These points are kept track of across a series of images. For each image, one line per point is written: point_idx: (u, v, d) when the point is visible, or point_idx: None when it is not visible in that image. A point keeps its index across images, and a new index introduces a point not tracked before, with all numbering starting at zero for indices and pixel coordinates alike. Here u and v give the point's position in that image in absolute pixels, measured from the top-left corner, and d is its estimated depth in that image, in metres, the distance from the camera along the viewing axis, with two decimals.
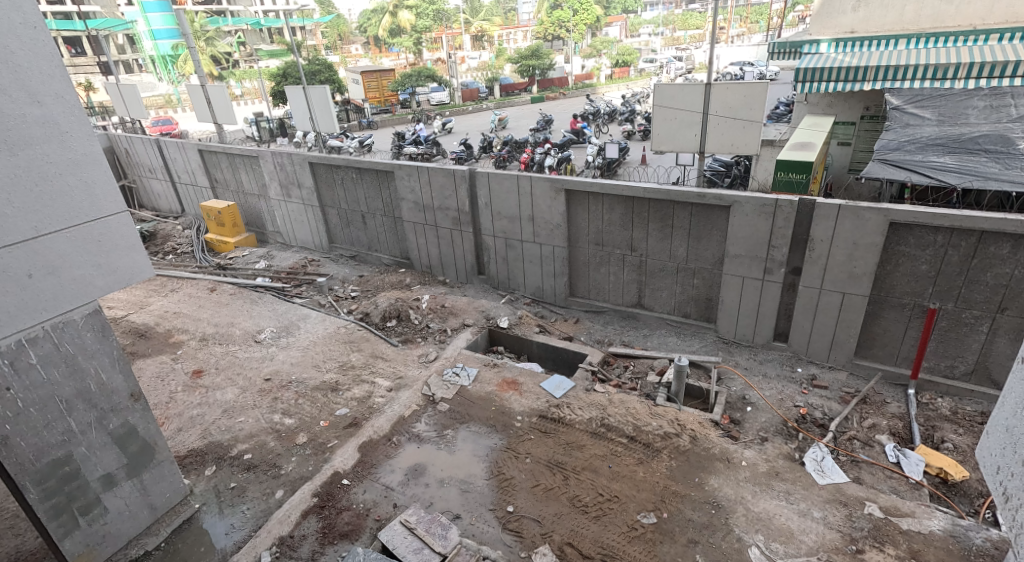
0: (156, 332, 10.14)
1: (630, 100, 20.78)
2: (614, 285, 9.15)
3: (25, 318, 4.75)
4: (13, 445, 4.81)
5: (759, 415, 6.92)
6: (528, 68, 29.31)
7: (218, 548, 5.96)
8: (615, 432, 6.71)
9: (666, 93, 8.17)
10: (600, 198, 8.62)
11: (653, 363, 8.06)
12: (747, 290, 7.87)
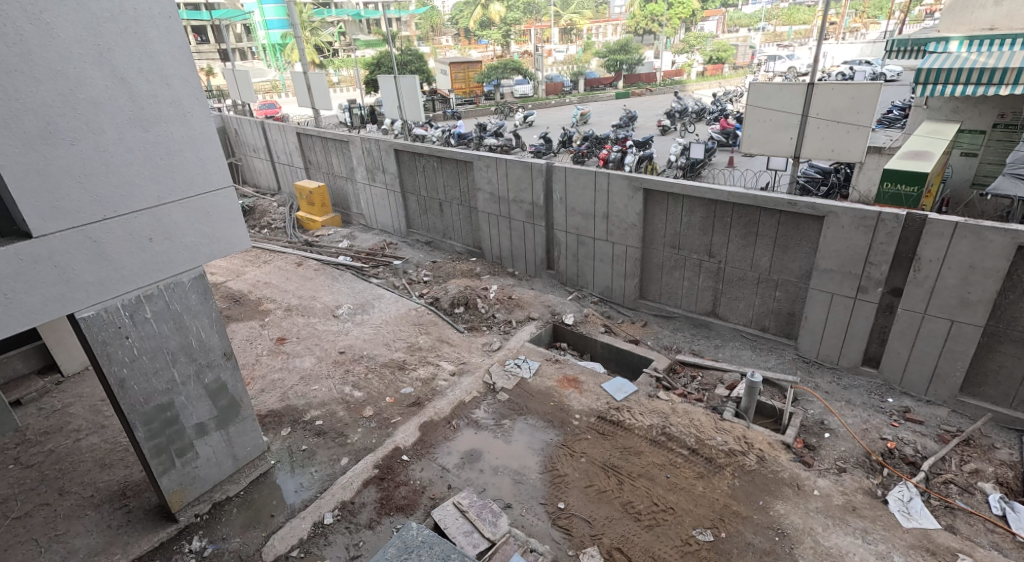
0: (248, 299, 10.85)
1: (722, 100, 19.96)
2: (688, 291, 8.89)
3: (144, 277, 5.18)
4: (128, 388, 5.28)
5: (839, 444, 6.50)
6: (616, 62, 28.87)
7: (287, 504, 6.30)
8: (675, 442, 6.54)
9: (762, 92, 7.80)
10: (681, 200, 8.39)
11: (723, 376, 7.78)
12: (836, 308, 7.40)
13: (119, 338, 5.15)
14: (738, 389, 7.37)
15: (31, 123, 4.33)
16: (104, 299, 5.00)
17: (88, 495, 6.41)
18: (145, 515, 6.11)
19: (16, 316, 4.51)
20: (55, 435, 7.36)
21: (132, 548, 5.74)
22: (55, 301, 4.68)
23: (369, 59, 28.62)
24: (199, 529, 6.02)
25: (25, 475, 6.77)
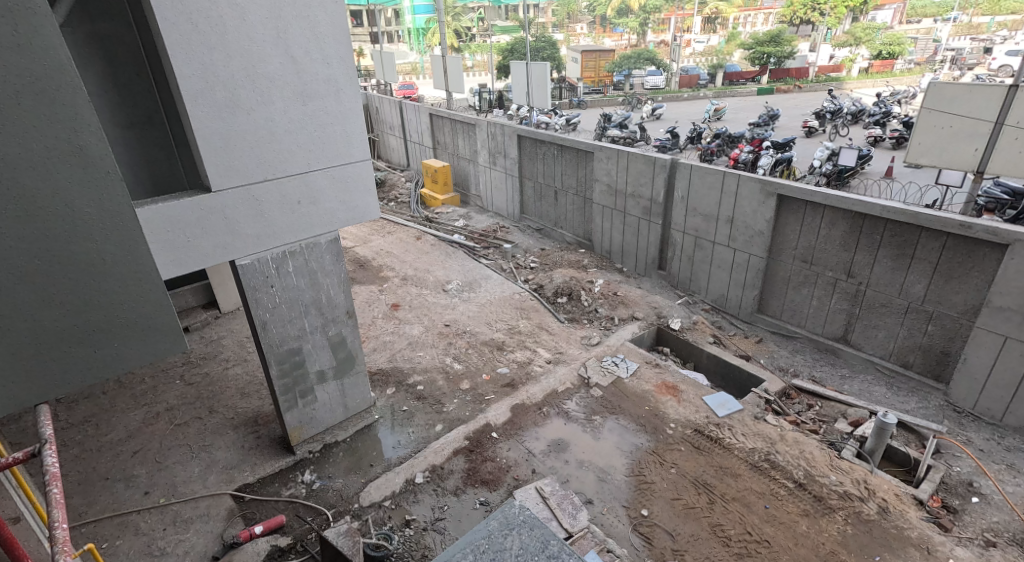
0: (371, 265, 11.60)
1: (885, 101, 17.96)
2: (816, 310, 8.22)
3: (290, 235, 5.70)
4: (269, 331, 5.87)
5: (988, 511, 5.70)
6: (762, 55, 26.85)
7: (385, 458, 6.71)
8: (780, 472, 6.12)
9: (945, 93, 6.95)
10: (820, 211, 7.76)
11: (847, 411, 7.12)
12: (1007, 355, 6.45)
13: (267, 286, 5.72)
14: (863, 427, 6.71)
15: (220, 93, 4.86)
16: (259, 251, 5.56)
17: (229, 418, 7.22)
18: (271, 443, 6.79)
19: (192, 258, 5.12)
20: (208, 362, 8.39)
21: (257, 470, 6.40)
22: (222, 248, 5.27)
23: (504, 45, 29.14)
24: (310, 465, 6.60)
25: (183, 391, 7.77)
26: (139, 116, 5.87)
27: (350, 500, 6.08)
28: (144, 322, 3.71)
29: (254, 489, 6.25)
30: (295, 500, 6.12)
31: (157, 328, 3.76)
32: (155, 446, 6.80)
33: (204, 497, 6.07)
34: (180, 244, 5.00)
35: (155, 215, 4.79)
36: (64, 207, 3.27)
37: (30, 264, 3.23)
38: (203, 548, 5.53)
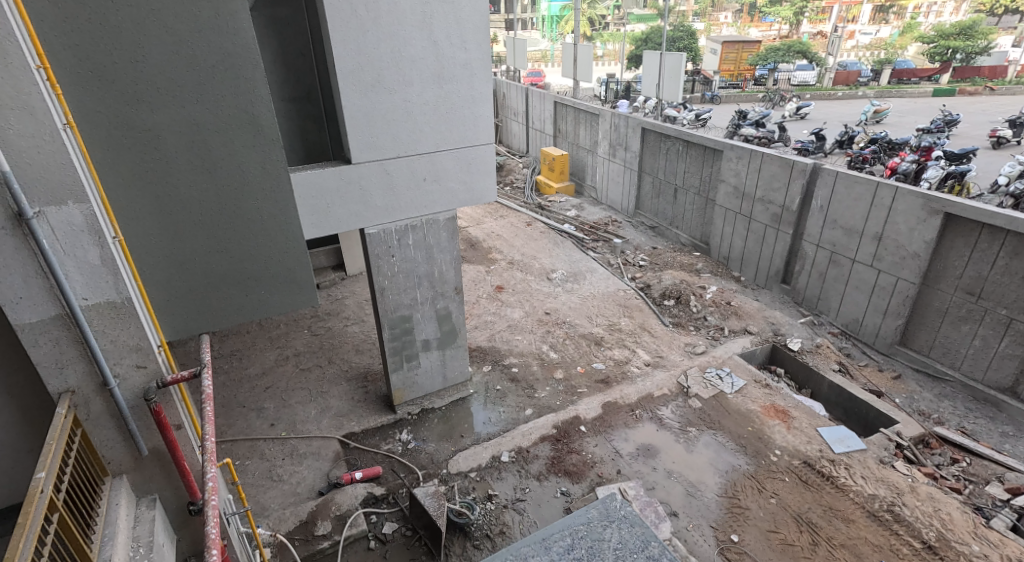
0: (481, 246, 11.92)
1: None
2: (976, 352, 7.25)
3: (413, 210, 5.98)
4: (386, 297, 6.24)
5: None
6: (942, 51, 23.56)
7: (475, 431, 6.90)
8: (904, 528, 5.49)
9: None
10: (999, 238, 6.81)
11: (1002, 476, 6.21)
12: None
13: (389, 254, 6.06)
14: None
15: (367, 73, 5.17)
16: (386, 222, 5.89)
17: (345, 370, 7.80)
18: (377, 399, 7.24)
19: (330, 223, 5.53)
20: (331, 317, 9.10)
21: (364, 422, 6.87)
22: (354, 216, 5.65)
23: (639, 35, 28.32)
24: (409, 425, 6.96)
25: (309, 340, 8.50)
26: (301, 92, 6.39)
27: (440, 464, 6.34)
28: (288, 279, 5.08)
29: (358, 438, 6.71)
30: (392, 455, 6.48)
31: (298, 284, 5.13)
32: (281, 385, 7.51)
33: (317, 437, 6.63)
34: (321, 209, 5.42)
35: (303, 180, 5.24)
36: (247, 194, 4.69)
37: (224, 230, 4.69)
38: (312, 483, 6.05)
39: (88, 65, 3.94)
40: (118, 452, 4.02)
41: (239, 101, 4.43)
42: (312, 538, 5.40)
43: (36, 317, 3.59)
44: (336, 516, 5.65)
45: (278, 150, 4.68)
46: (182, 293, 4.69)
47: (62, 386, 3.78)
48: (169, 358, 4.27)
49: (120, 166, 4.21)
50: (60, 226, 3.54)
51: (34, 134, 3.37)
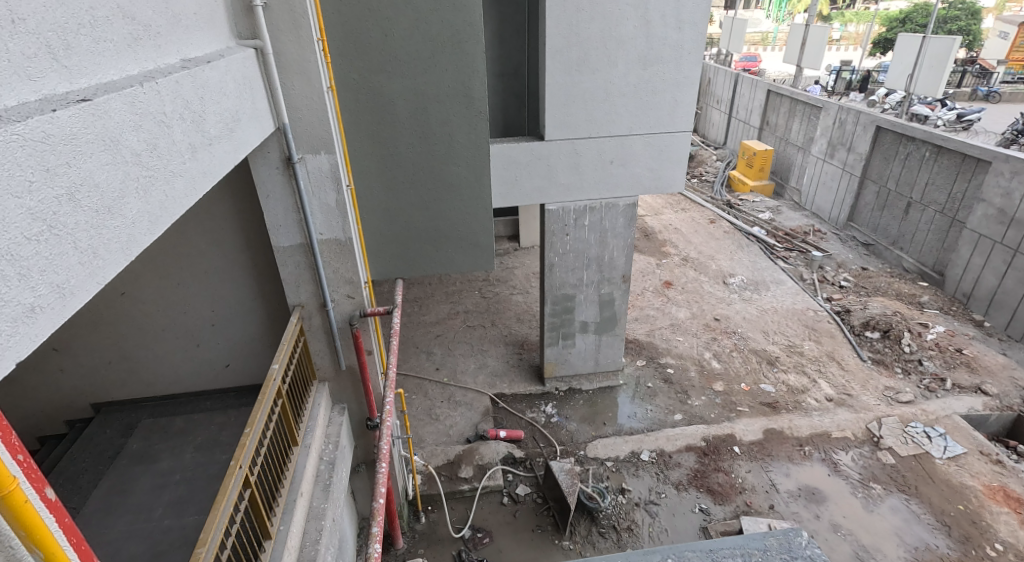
0: (656, 237, 11.53)
1: None
2: None
3: (595, 192, 5.92)
4: (554, 272, 6.34)
5: None
6: None
7: (618, 421, 6.77)
8: None
9: None
10: None
11: None
12: None
13: (563, 233, 6.11)
14: None
15: (575, 52, 5.18)
16: (566, 201, 5.92)
17: (505, 334, 8.14)
18: (529, 368, 7.46)
19: (516, 196, 5.72)
20: (500, 283, 9.53)
21: (514, 387, 7.14)
22: (538, 192, 5.77)
23: (887, 18, 24.46)
24: (554, 400, 7.08)
25: (477, 300, 9.01)
26: (509, 68, 6.62)
27: (579, 445, 6.35)
28: (472, 243, 5.43)
29: (506, 400, 7.00)
30: (535, 423, 6.65)
31: (480, 249, 5.46)
32: (449, 335, 8.13)
33: (472, 390, 7.05)
34: (508, 181, 5.61)
35: (500, 151, 5.46)
36: (452, 160, 5.06)
37: (428, 190, 5.13)
38: (462, 429, 6.46)
39: (348, 34, 4.48)
40: (325, 363, 4.89)
41: (460, 75, 4.75)
42: (455, 478, 5.80)
43: (287, 243, 4.42)
44: (478, 465, 5.97)
45: (483, 123, 4.96)
46: (386, 242, 5.27)
47: (296, 300, 4.64)
48: (371, 294, 5.02)
49: (359, 124, 4.79)
50: (313, 172, 4.27)
51: (306, 93, 4.04)
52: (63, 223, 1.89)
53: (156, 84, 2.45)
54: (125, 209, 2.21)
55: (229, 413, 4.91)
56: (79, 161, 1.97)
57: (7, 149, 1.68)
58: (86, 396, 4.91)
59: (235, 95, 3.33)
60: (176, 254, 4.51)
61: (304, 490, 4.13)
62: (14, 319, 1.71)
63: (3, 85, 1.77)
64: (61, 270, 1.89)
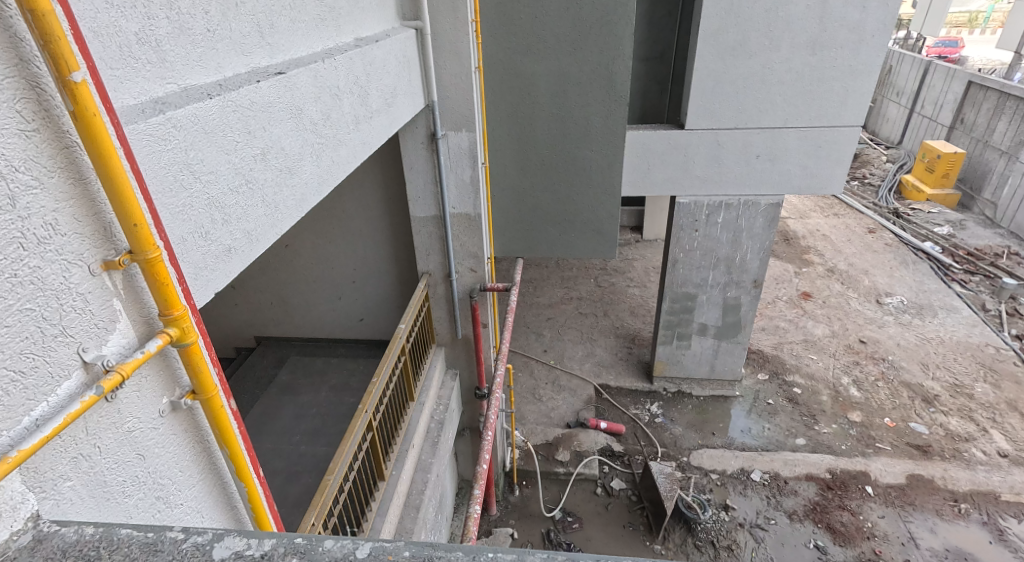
0: (798, 243, 10.53)
1: None
2: None
3: (735, 188, 5.51)
4: (677, 268, 6.07)
5: None
6: None
7: (730, 434, 6.36)
8: None
9: None
10: None
11: None
12: None
13: (691, 228, 5.81)
14: None
15: (731, 35, 4.76)
16: (699, 195, 5.59)
17: (617, 326, 7.99)
18: (638, 364, 7.27)
19: (647, 185, 5.51)
20: (617, 273, 9.36)
21: (620, 380, 7.02)
22: (670, 183, 5.51)
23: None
24: (660, 400, 6.85)
25: (592, 288, 8.95)
26: (655, 52, 6.35)
27: (682, 451, 6.10)
28: (595, 230, 5.37)
29: (611, 392, 6.89)
30: (637, 420, 6.50)
31: (603, 237, 5.39)
32: (559, 319, 8.20)
33: (577, 377, 7.05)
34: (640, 170, 5.42)
35: (635, 140, 5.28)
36: (585, 144, 5.00)
37: (558, 174, 5.14)
38: (562, 413, 6.50)
39: (501, 14, 4.57)
40: (444, 330, 5.16)
41: (604, 57, 4.63)
42: (551, 459, 5.89)
43: (423, 214, 4.70)
44: (575, 451, 6.00)
45: (622, 108, 4.82)
46: (512, 221, 5.40)
47: (425, 267, 4.93)
48: (493, 271, 5.21)
49: (499, 105, 4.91)
50: (454, 148, 4.49)
51: (456, 74, 4.24)
52: (256, 179, 2.19)
53: (335, 60, 2.77)
54: (302, 170, 2.52)
55: (358, 363, 5.43)
56: (272, 127, 2.26)
57: (223, 113, 1.96)
58: (250, 330, 5.67)
59: (395, 73, 3.60)
60: (324, 215, 4.99)
61: (416, 443, 4.44)
62: (217, 257, 2.01)
63: (224, 60, 2.07)
64: (251, 219, 2.18)
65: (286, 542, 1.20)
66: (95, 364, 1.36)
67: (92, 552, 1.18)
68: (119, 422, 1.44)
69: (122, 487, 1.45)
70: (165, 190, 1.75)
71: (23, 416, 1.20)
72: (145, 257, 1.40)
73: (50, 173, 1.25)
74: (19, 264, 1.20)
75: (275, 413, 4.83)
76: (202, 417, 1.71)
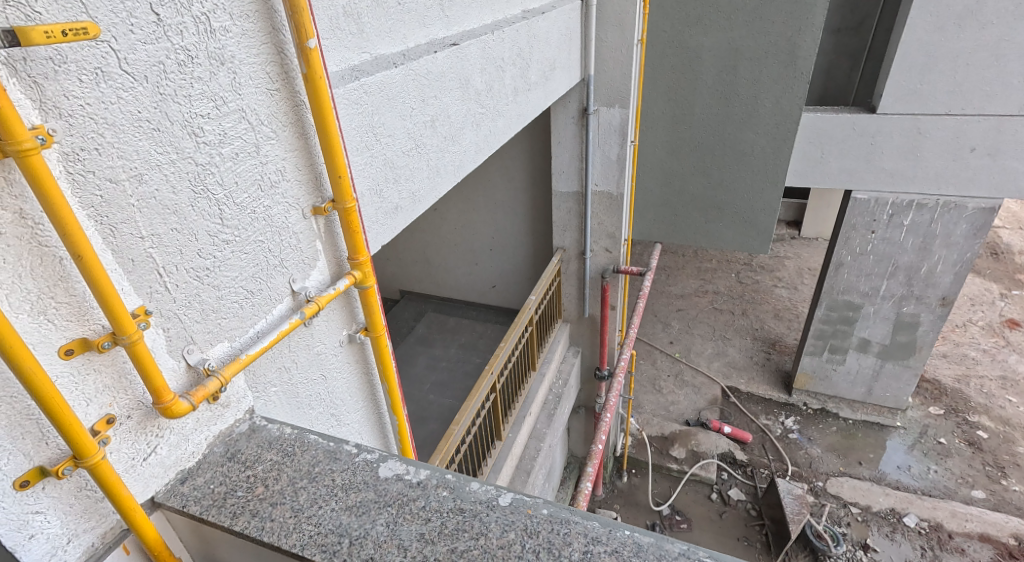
0: (1011, 260, 9.07)
1: None
2: None
3: (932, 186, 4.66)
4: (841, 272, 5.38)
5: None
6: None
7: (882, 468, 5.58)
8: None
9: None
10: None
11: None
12: None
13: (867, 229, 5.07)
14: None
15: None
16: (882, 190, 4.82)
17: (757, 328, 7.47)
18: (776, 372, 6.71)
19: (816, 175, 4.83)
20: (763, 271, 8.86)
21: (752, 386, 6.56)
22: (847, 175, 4.79)
23: None
24: (798, 414, 6.26)
25: (732, 284, 8.61)
26: (852, 22, 5.65)
27: (817, 475, 5.54)
28: (747, 221, 4.97)
29: (740, 396, 6.49)
30: (767, 431, 6.05)
31: (756, 230, 4.97)
32: (692, 313, 7.97)
33: (704, 374, 6.75)
34: (812, 159, 4.75)
35: (808, 124, 4.61)
36: (750, 127, 4.57)
37: (714, 158, 4.80)
38: (683, 409, 6.30)
39: None
40: (573, 306, 5.24)
41: (786, 28, 4.10)
42: (664, 453, 5.86)
43: (564, 189, 4.72)
44: (691, 450, 5.87)
45: (801, 86, 4.28)
46: (656, 203, 5.21)
47: (560, 243, 4.98)
48: (627, 253, 5.17)
49: (660, 81, 4.64)
50: (604, 124, 4.40)
51: (617, 46, 4.07)
52: (425, 144, 2.41)
53: (503, 31, 2.88)
54: (462, 138, 2.71)
55: (487, 327, 5.73)
56: (441, 96, 2.45)
57: (404, 81, 2.16)
58: (396, 284, 6.27)
59: (556, 45, 3.60)
60: (471, 184, 5.25)
61: (533, 411, 4.54)
62: (386, 214, 2.25)
63: (409, 32, 2.27)
64: (416, 180, 2.41)
65: (438, 477, 1.51)
66: (299, 294, 1.74)
67: (289, 448, 1.60)
68: (311, 344, 1.83)
69: (311, 399, 1.87)
70: (356, 148, 1.99)
71: (248, 329, 1.59)
72: (343, 206, 1.74)
73: (282, 127, 1.58)
74: (259, 203, 1.55)
75: (410, 360, 5.31)
76: (369, 351, 2.13)
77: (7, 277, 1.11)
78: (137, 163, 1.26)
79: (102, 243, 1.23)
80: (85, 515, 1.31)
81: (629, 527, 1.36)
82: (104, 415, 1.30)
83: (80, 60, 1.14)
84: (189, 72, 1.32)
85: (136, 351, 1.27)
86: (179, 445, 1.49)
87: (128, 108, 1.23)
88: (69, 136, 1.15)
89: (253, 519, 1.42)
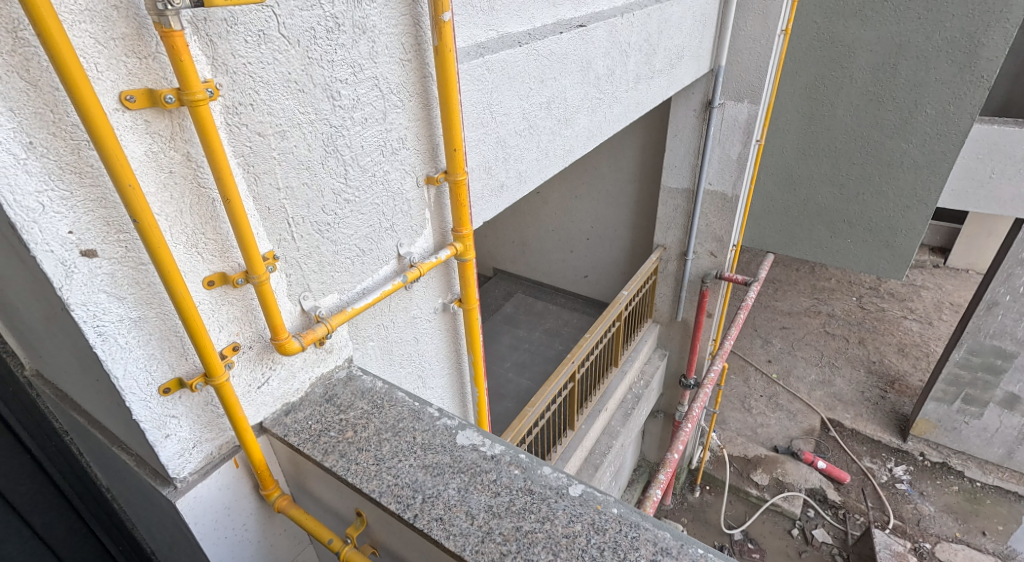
0: None
1: None
2: None
3: None
4: (993, 313, 4.69)
5: None
6: None
7: (1012, 543, 4.87)
8: None
9: None
10: None
11: None
12: None
13: None
14: None
15: None
16: None
17: (875, 360, 6.76)
18: (891, 414, 6.02)
19: (980, 197, 4.20)
20: (892, 299, 7.98)
21: (858, 423, 5.95)
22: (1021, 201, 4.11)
23: None
24: (911, 464, 5.61)
25: (851, 309, 7.84)
26: None
27: (925, 535, 4.95)
28: (885, 240, 4.47)
29: (842, 432, 5.92)
30: (869, 475, 5.50)
31: (890, 251, 4.49)
32: (799, 333, 7.37)
33: (802, 401, 6.23)
34: (977, 177, 4.13)
35: (979, 137, 4.02)
36: (907, 135, 4.04)
37: (857, 167, 4.31)
38: (775, 435, 5.87)
39: None
40: (668, 307, 5.00)
41: (970, 23, 3.58)
42: (744, 476, 5.52)
43: (676, 185, 4.46)
44: (777, 479, 5.48)
45: (980, 93, 3.69)
46: (779, 211, 4.77)
47: (661, 240, 4.74)
48: (736, 259, 4.85)
49: (800, 76, 4.17)
50: (729, 120, 4.07)
51: (756, 36, 3.70)
52: (538, 126, 2.33)
53: (633, 15, 2.70)
54: (575, 123, 2.59)
55: (574, 315, 5.63)
56: (561, 78, 2.33)
57: (526, 61, 2.09)
58: (490, 261, 6.34)
59: (688, 32, 3.35)
60: (578, 170, 5.13)
61: (609, 406, 4.39)
62: (492, 191, 2.21)
63: (537, 13, 2.17)
64: (525, 161, 2.34)
65: (512, 454, 1.44)
66: (405, 258, 1.74)
67: (379, 401, 1.60)
68: (409, 307, 1.83)
69: (402, 358, 1.88)
70: (471, 123, 1.95)
71: (358, 284, 1.61)
72: (456, 177, 1.71)
73: (408, 97, 1.56)
74: (380, 169, 1.55)
75: (495, 336, 5.34)
76: (460, 321, 2.10)
77: (171, 211, 1.17)
78: (281, 121, 1.29)
79: (246, 190, 1.28)
80: (209, 426, 1.38)
81: (704, 546, 1.23)
82: (232, 341, 1.35)
83: (247, 22, 1.17)
84: (335, 39, 1.32)
85: (263, 290, 1.31)
86: (288, 380, 1.55)
87: (280, 69, 1.25)
88: (232, 91, 1.19)
89: (341, 459, 1.44)
